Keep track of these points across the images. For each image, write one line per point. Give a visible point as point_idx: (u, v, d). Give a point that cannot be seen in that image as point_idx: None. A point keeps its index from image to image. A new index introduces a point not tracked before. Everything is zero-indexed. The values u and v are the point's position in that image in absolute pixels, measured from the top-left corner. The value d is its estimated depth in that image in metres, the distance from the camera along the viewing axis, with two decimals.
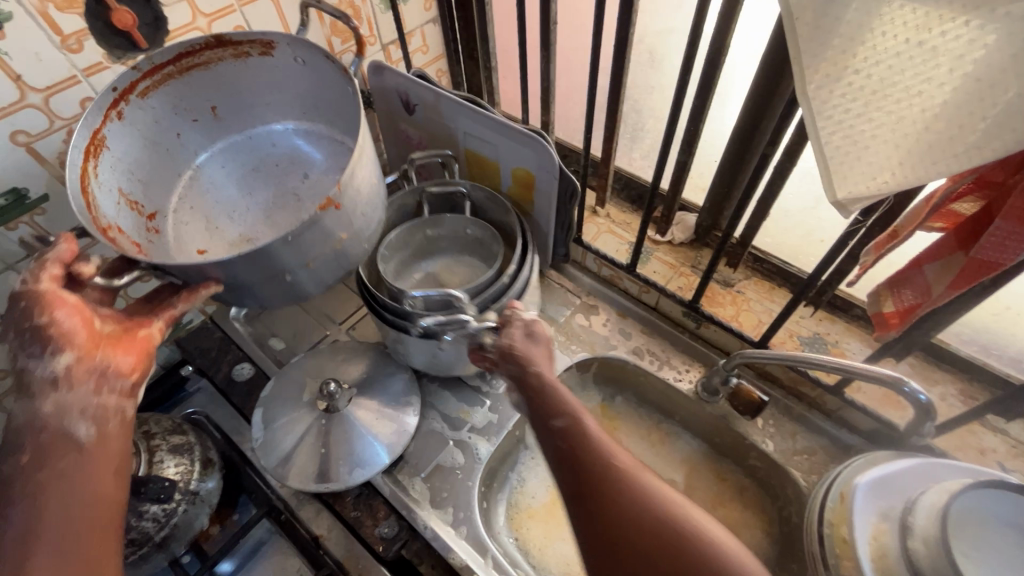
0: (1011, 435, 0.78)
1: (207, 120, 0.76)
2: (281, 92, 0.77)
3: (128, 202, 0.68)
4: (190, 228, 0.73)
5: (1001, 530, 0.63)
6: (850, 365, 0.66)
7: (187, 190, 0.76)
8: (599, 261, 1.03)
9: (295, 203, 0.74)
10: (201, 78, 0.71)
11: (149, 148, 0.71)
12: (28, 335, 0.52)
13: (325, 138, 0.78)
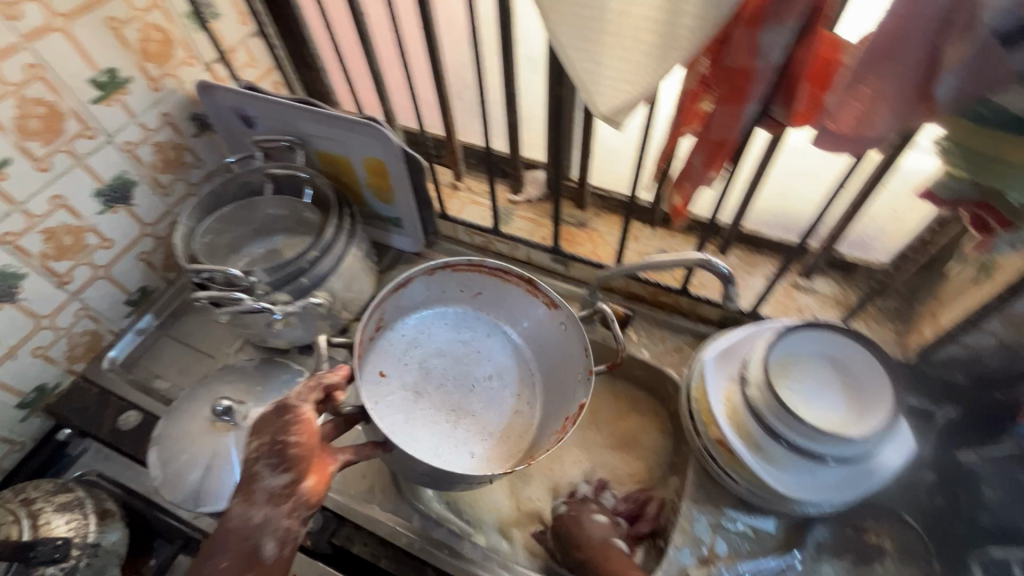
0: (819, 291, 0.95)
1: (471, 295, 1.01)
2: (518, 365, 0.98)
3: (379, 328, 0.93)
4: (401, 391, 0.92)
5: (815, 360, 0.78)
6: (673, 258, 0.78)
7: (425, 342, 0.98)
8: (468, 231, 1.11)
9: (469, 395, 0.94)
10: (492, 288, 0.98)
11: (432, 294, 1.00)
12: (278, 447, 0.61)
13: (445, 316, 1.02)
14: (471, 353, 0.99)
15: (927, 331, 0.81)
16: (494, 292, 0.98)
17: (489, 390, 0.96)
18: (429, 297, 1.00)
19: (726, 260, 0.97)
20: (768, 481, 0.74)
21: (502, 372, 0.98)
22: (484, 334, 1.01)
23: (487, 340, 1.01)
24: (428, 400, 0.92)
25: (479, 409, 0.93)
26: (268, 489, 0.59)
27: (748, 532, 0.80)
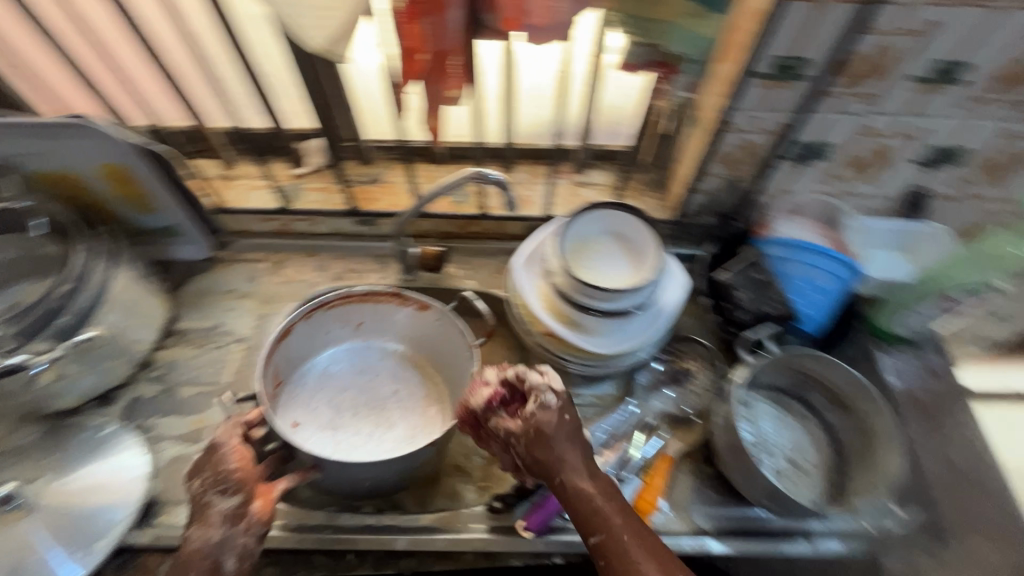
0: (597, 182, 1.07)
1: (361, 327, 0.97)
2: (419, 370, 0.98)
3: (275, 379, 0.88)
4: (307, 434, 0.87)
5: (599, 238, 0.89)
6: (449, 181, 0.81)
7: (322, 384, 0.93)
8: (261, 218, 1.04)
9: (381, 420, 0.90)
10: (372, 313, 0.95)
11: (316, 341, 0.95)
12: (216, 477, 0.66)
13: (342, 352, 0.98)
14: (380, 372, 0.97)
15: (678, 190, 0.99)
16: (379, 312, 0.95)
17: (399, 397, 0.94)
18: (321, 342, 0.95)
19: (516, 176, 1.05)
20: (591, 349, 0.85)
21: (409, 380, 0.96)
22: (379, 353, 0.99)
23: (389, 356, 0.99)
24: (346, 429, 0.88)
25: (397, 418, 0.91)
26: (221, 511, 0.64)
27: (592, 400, 0.92)
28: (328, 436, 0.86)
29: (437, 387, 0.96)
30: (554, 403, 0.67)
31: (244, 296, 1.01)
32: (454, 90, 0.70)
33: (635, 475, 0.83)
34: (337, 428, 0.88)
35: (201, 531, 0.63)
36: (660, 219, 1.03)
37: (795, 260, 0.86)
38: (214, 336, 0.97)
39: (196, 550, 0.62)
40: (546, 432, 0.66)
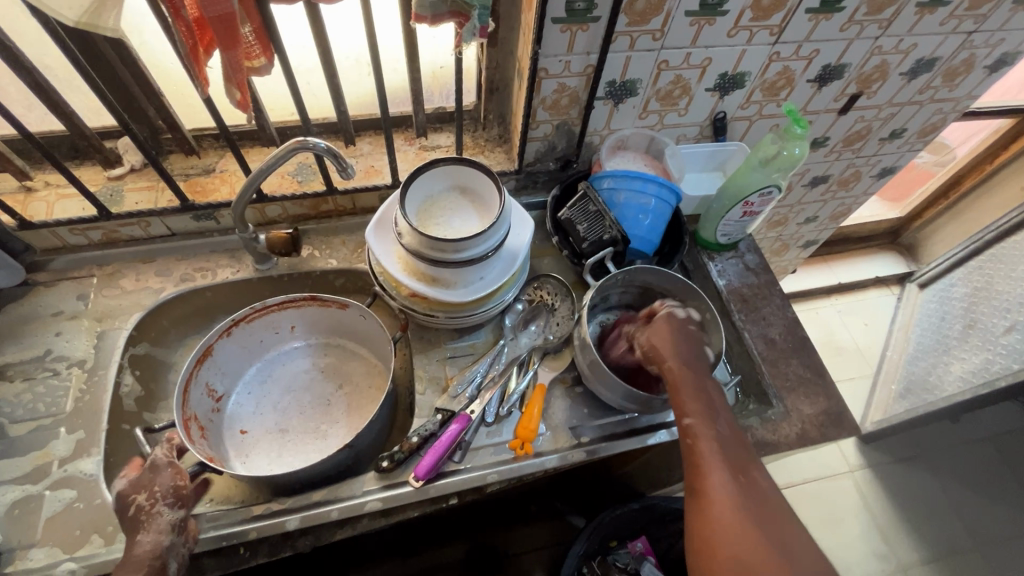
0: (443, 144, 1.10)
1: (293, 333, 1.03)
2: (359, 363, 1.04)
3: (209, 392, 0.94)
4: (254, 439, 0.94)
5: (446, 195, 0.93)
6: (277, 154, 0.79)
7: (264, 389, 1.00)
8: (76, 229, 0.93)
9: (324, 417, 0.97)
10: (303, 316, 1.01)
11: (249, 352, 1.00)
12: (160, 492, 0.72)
13: (284, 358, 1.03)
14: (327, 371, 1.03)
15: (516, 141, 1.05)
16: (301, 319, 1.01)
17: (345, 392, 1.01)
18: (255, 350, 1.00)
19: (362, 149, 1.05)
20: (453, 302, 0.88)
21: (351, 375, 1.03)
22: (319, 356, 1.04)
23: (334, 354, 1.05)
24: (296, 431, 0.96)
25: (342, 415, 0.98)
26: (167, 521, 0.70)
27: (466, 349, 0.96)
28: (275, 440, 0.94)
29: (377, 375, 1.03)
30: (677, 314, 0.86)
31: (74, 317, 0.91)
32: (236, 57, 0.66)
33: (514, 409, 0.89)
34: (281, 431, 0.95)
35: (149, 537, 0.69)
36: (506, 170, 1.08)
37: (622, 189, 0.94)
38: (45, 365, 0.87)
39: (148, 553, 0.68)
40: (676, 372, 0.78)
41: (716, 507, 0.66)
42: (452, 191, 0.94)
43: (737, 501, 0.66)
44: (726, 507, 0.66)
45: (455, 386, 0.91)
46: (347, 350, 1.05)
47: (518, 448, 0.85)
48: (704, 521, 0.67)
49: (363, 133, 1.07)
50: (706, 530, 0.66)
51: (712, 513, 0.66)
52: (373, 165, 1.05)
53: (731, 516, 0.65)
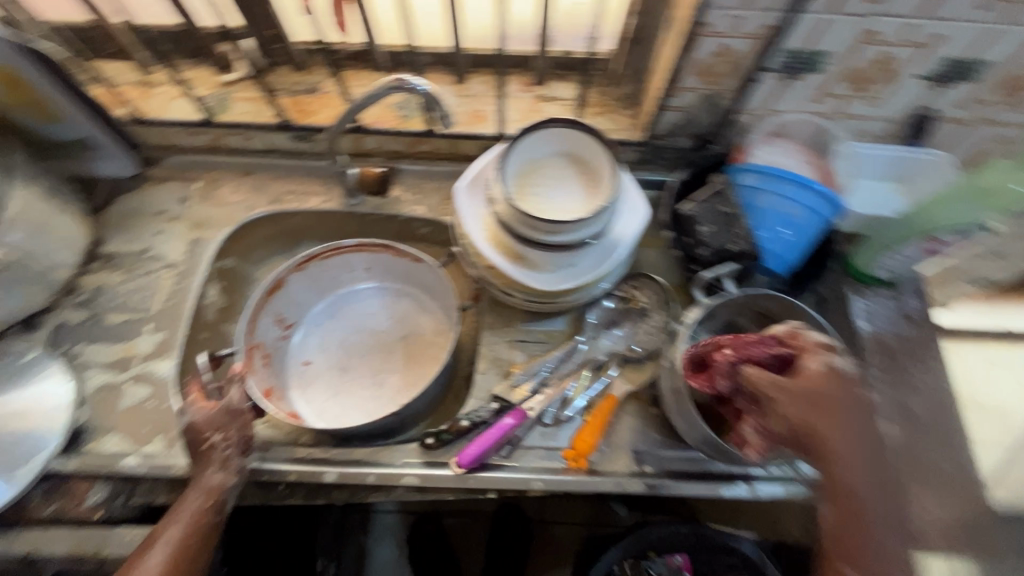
0: (562, 97, 0.95)
1: (364, 276, 1.01)
2: (427, 317, 0.98)
3: (279, 321, 0.95)
4: (313, 378, 0.94)
5: (551, 160, 0.81)
6: (373, 92, 0.75)
7: (331, 327, 0.99)
8: (185, 131, 0.94)
9: (380, 369, 0.94)
10: (375, 259, 0.98)
11: (321, 288, 0.99)
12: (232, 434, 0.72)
13: (356, 298, 1.01)
14: (395, 319, 0.99)
15: (649, 108, 0.88)
16: (374, 262, 0.99)
17: (408, 343, 0.97)
18: (329, 286, 1.00)
19: (472, 89, 0.95)
20: (539, 287, 0.78)
21: (416, 328, 0.98)
22: (388, 301, 1.00)
23: (404, 303, 1.00)
24: (353, 374, 0.94)
25: (398, 370, 0.94)
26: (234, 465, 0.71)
27: (540, 336, 0.87)
28: (332, 382, 0.94)
29: (440, 334, 0.96)
30: (839, 366, 0.61)
31: (174, 219, 0.94)
32: None
33: (577, 415, 0.80)
34: (339, 374, 0.94)
35: (213, 473, 0.70)
36: (628, 140, 0.92)
37: (769, 191, 0.75)
38: (143, 261, 0.91)
39: (215, 487, 0.69)
40: (782, 383, 0.60)
41: (857, 534, 0.56)
42: (559, 157, 0.81)
43: (838, 526, 0.57)
44: (859, 536, 0.56)
45: (518, 375, 0.83)
46: (414, 304, 1.00)
47: (571, 461, 0.77)
48: (840, 551, 0.57)
49: (477, 71, 0.95)
50: (842, 564, 0.57)
51: (850, 538, 0.56)
52: (481, 110, 0.94)
53: (872, 552, 0.56)
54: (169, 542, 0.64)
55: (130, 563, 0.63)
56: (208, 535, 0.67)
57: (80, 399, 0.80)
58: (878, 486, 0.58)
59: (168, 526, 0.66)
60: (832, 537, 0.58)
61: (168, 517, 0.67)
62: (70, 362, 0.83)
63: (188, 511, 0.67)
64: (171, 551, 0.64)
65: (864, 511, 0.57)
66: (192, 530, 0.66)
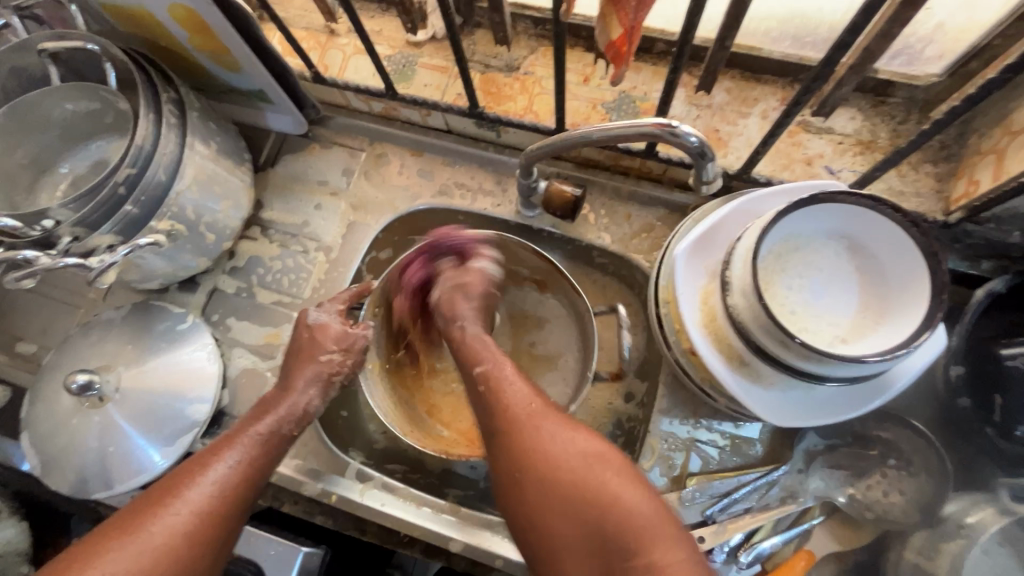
0: (837, 131, 0.69)
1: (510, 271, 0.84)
2: (563, 333, 0.83)
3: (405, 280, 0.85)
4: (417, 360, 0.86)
5: (818, 243, 0.58)
6: (618, 127, 0.52)
7: None
8: (361, 96, 0.82)
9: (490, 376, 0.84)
10: (537, 265, 0.79)
11: None
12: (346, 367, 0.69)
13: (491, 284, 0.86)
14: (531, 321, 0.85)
15: (985, 183, 0.60)
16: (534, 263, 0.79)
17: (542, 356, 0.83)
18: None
19: (714, 100, 0.72)
20: (755, 412, 0.58)
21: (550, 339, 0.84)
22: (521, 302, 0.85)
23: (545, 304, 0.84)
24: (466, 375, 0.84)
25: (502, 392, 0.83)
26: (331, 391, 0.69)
27: (725, 443, 0.67)
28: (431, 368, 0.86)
29: (564, 372, 0.82)
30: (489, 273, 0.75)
31: (335, 194, 0.85)
32: None
33: (756, 562, 0.63)
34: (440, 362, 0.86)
35: (301, 396, 0.65)
36: (924, 215, 0.65)
37: None
38: (298, 237, 0.84)
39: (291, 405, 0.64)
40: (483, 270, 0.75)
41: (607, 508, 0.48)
42: (832, 241, 0.58)
43: (559, 506, 0.50)
44: (621, 480, 0.50)
45: (690, 491, 0.65)
46: (552, 321, 0.84)
47: None
48: (588, 530, 0.49)
49: (725, 73, 0.72)
50: (646, 561, 0.46)
51: (620, 509, 0.48)
52: (719, 130, 0.71)
53: (646, 508, 0.48)
54: (238, 455, 0.58)
55: (193, 465, 0.56)
56: (276, 454, 0.61)
57: (224, 379, 0.78)
58: (546, 406, 0.56)
59: (239, 438, 0.60)
60: (539, 506, 0.51)
61: (233, 433, 0.61)
62: (221, 333, 0.81)
63: (263, 424, 0.61)
64: (240, 464, 0.57)
65: (537, 426, 0.54)
66: (262, 447, 0.60)
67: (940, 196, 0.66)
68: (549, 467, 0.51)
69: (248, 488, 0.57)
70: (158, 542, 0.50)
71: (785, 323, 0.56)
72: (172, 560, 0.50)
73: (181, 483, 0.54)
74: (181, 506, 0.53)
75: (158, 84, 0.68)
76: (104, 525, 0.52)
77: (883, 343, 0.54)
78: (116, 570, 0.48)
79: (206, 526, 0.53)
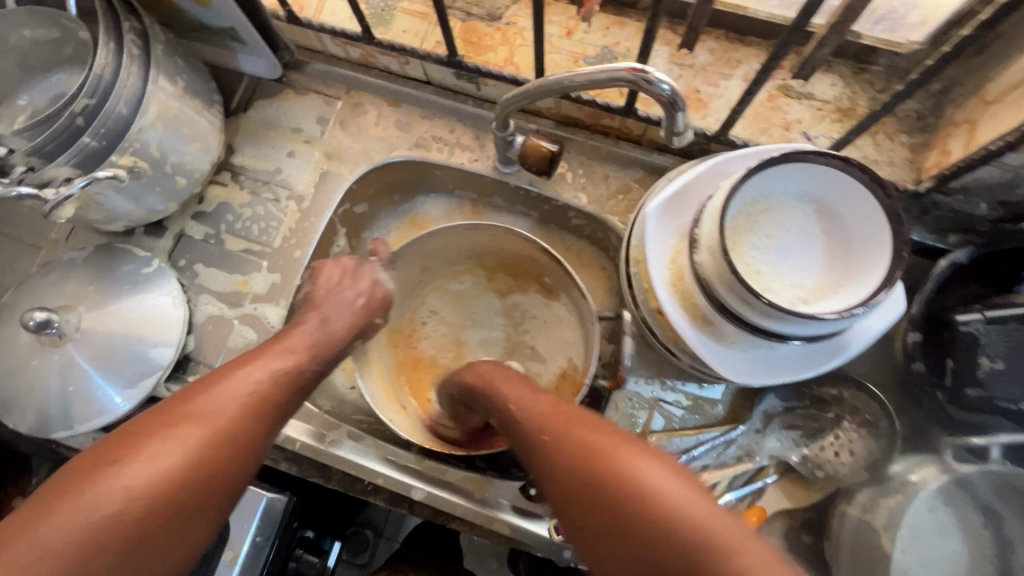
0: (817, 97, 0.69)
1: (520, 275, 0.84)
2: (558, 340, 0.82)
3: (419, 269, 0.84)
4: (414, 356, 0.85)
5: (788, 206, 0.58)
6: (593, 72, 0.51)
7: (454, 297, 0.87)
8: (337, 40, 0.79)
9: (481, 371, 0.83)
10: (544, 260, 0.78)
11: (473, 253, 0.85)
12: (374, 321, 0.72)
13: (496, 276, 0.86)
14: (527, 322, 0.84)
15: (957, 152, 0.60)
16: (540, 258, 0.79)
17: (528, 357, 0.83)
18: (469, 251, 0.84)
19: (697, 59, 0.71)
20: (718, 370, 0.59)
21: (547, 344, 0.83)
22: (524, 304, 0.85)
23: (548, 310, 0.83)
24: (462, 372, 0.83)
25: None
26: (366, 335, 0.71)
27: (688, 403, 0.69)
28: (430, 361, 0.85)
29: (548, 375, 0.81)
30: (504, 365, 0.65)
31: (308, 143, 0.83)
32: None
33: None
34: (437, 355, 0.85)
35: (327, 330, 0.65)
36: (895, 185, 0.66)
37: None
38: (270, 184, 0.82)
39: (312, 344, 0.62)
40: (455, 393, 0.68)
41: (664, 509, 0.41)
42: (801, 204, 0.58)
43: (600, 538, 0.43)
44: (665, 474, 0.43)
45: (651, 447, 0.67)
46: (552, 333, 0.83)
47: None
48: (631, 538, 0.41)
49: (709, 33, 0.71)
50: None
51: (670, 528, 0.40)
52: (700, 91, 0.70)
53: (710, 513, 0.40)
54: (266, 371, 0.56)
55: (205, 383, 0.53)
56: (306, 381, 0.60)
57: (189, 325, 0.77)
58: (584, 427, 0.49)
59: (266, 358, 0.58)
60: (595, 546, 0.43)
61: (254, 353, 0.59)
62: (187, 279, 0.80)
63: (283, 355, 0.59)
64: (269, 383, 0.56)
65: (569, 450, 0.47)
66: (295, 368, 0.59)
67: (912, 166, 0.66)
68: (581, 490, 0.45)
69: (275, 405, 0.55)
70: (183, 451, 0.48)
71: (751, 282, 0.57)
72: (198, 462, 0.48)
73: (199, 397, 0.52)
74: (206, 420, 0.50)
75: (121, 12, 0.65)
76: (123, 430, 0.50)
77: (844, 304, 0.54)
78: (125, 483, 0.45)
79: (234, 439, 0.51)
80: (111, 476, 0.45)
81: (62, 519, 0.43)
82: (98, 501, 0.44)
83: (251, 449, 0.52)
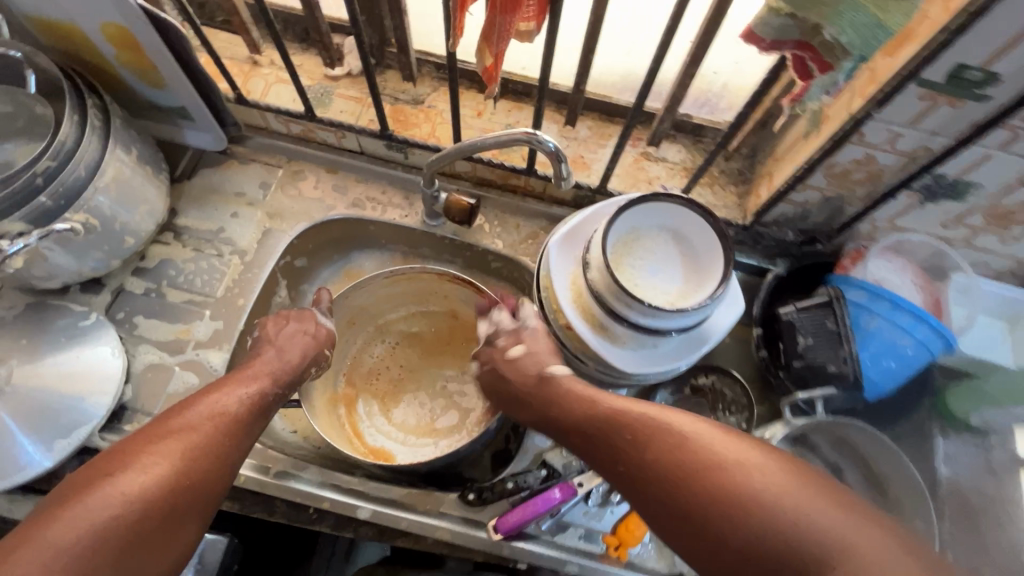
0: (669, 159, 0.91)
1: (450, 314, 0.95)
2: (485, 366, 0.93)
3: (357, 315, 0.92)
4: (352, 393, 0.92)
5: (653, 234, 0.76)
6: (498, 136, 0.67)
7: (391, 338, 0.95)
8: (282, 118, 0.92)
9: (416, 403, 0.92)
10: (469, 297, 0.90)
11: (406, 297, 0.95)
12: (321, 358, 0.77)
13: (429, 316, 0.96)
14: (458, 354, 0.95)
15: (763, 194, 0.82)
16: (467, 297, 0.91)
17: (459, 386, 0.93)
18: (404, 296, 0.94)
19: (579, 133, 0.92)
20: (614, 364, 0.74)
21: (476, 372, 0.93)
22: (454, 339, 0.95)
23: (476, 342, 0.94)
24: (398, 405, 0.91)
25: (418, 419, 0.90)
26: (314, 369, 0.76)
27: None
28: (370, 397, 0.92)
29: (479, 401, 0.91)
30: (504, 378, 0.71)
31: (251, 205, 0.92)
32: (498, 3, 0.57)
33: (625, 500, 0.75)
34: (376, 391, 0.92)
35: (285, 364, 0.71)
36: (731, 221, 0.87)
37: (880, 315, 0.71)
38: (213, 242, 0.89)
39: (271, 371, 0.69)
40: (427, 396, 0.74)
41: (709, 460, 0.50)
42: (661, 233, 0.76)
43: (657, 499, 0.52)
44: (708, 431, 0.53)
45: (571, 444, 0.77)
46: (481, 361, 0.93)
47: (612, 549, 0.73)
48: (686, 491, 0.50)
49: (587, 115, 0.93)
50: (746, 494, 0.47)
51: (713, 461, 0.50)
52: (583, 157, 0.91)
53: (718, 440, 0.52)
54: (232, 395, 0.62)
55: (181, 406, 0.59)
56: (268, 405, 0.66)
57: (127, 375, 0.79)
58: (612, 416, 0.60)
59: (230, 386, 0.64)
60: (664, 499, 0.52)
61: (218, 382, 0.65)
62: (125, 331, 0.83)
63: (248, 381, 0.65)
64: (237, 405, 0.62)
65: (620, 433, 0.58)
66: (257, 394, 0.65)
67: (740, 208, 0.89)
68: (634, 462, 0.55)
69: (246, 424, 0.61)
70: (169, 460, 0.53)
71: (632, 291, 0.73)
72: (184, 470, 0.53)
73: (178, 417, 0.57)
74: (184, 435, 0.55)
75: (83, 91, 0.73)
76: (111, 449, 0.54)
77: (699, 301, 0.71)
78: (124, 487, 0.50)
79: (211, 450, 0.56)
80: (112, 483, 0.50)
81: (68, 519, 0.47)
82: (100, 503, 0.48)
83: (227, 460, 0.57)
